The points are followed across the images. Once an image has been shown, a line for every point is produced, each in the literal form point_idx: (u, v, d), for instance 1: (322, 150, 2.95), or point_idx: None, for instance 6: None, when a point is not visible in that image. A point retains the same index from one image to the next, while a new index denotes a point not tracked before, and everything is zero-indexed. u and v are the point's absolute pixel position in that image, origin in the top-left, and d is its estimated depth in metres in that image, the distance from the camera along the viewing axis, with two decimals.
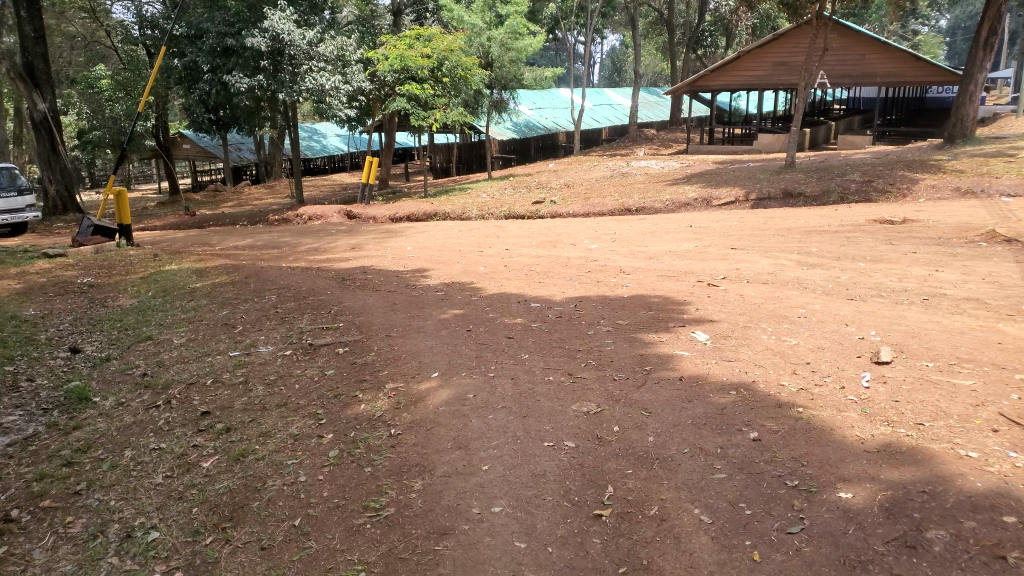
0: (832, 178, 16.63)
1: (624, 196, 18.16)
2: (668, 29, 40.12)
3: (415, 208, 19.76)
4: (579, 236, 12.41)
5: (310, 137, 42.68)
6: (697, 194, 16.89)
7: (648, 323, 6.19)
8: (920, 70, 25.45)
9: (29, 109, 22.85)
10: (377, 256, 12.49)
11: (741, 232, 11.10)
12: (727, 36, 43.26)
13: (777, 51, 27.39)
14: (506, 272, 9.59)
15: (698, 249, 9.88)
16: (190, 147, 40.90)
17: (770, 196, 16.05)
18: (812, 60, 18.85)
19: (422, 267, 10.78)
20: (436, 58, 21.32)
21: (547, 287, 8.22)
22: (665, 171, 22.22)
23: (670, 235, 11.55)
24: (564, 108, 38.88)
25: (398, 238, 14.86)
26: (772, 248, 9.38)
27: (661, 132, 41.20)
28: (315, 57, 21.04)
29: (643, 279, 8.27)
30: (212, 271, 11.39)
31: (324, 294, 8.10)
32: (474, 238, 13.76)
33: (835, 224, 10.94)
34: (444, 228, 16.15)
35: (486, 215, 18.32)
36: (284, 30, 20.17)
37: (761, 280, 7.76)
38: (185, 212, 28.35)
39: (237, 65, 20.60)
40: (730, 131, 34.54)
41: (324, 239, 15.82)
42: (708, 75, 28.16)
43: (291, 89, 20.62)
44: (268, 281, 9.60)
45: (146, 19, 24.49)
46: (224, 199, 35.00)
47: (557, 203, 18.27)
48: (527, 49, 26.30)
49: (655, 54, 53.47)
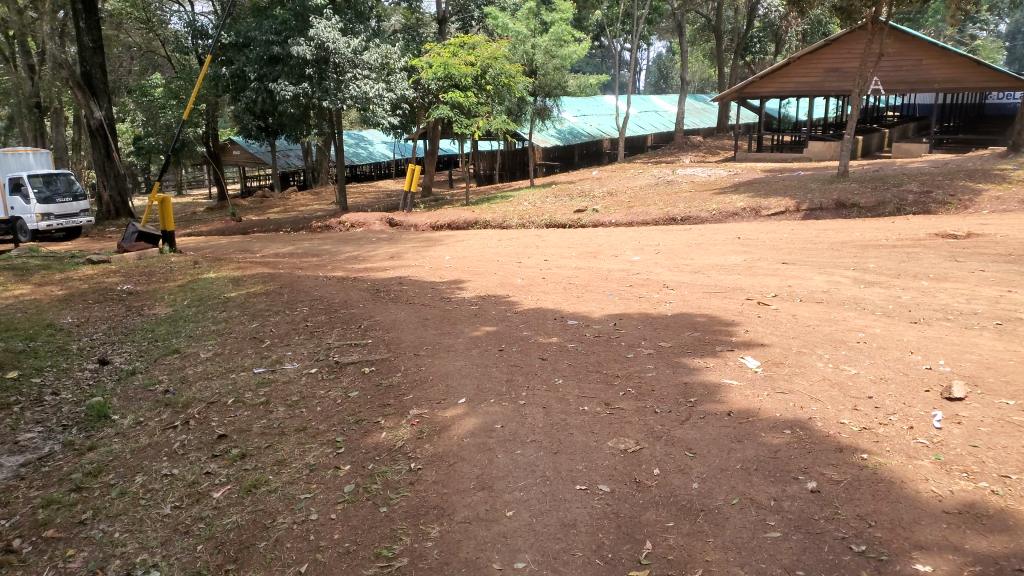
0: (888, 187, 15.92)
1: (669, 205, 17.66)
2: (716, 35, 39.36)
3: (456, 216, 19.54)
4: (622, 247, 12.00)
5: (355, 143, 42.95)
6: (745, 203, 16.32)
7: (693, 346, 5.77)
8: (982, 75, 24.40)
9: (86, 116, 23.26)
10: (414, 266, 12.24)
11: (792, 245, 10.57)
12: (776, 41, 42.28)
13: (829, 56, 26.57)
14: (544, 285, 9.24)
15: (747, 263, 9.40)
16: (239, 153, 41.49)
17: (822, 206, 15.43)
18: (867, 67, 18.10)
19: (459, 278, 10.49)
20: (480, 65, 21.10)
21: (585, 302, 7.84)
22: (712, 180, 21.63)
23: (717, 247, 11.06)
24: (609, 115, 38.41)
25: (438, 247, 14.62)
26: (826, 263, 8.86)
27: (708, 139, 40.44)
28: (359, 64, 21.01)
29: (688, 296, 7.84)
30: (248, 280, 11.28)
31: (356, 307, 7.86)
32: (514, 247, 13.45)
33: (894, 237, 10.34)
34: (484, 236, 15.88)
35: (527, 224, 18.00)
36: (329, 38, 20.17)
37: (815, 298, 7.27)
38: (231, 218, 28.65)
39: (283, 73, 20.69)
40: (779, 139, 33.69)
41: (364, 247, 15.67)
42: (757, 82, 27.45)
43: (335, 97, 20.59)
44: (302, 292, 9.39)
45: (198, 29, 24.62)
46: (270, 205, 35.35)
47: (600, 212, 17.87)
48: (572, 57, 25.94)
49: (702, 59, 52.67)
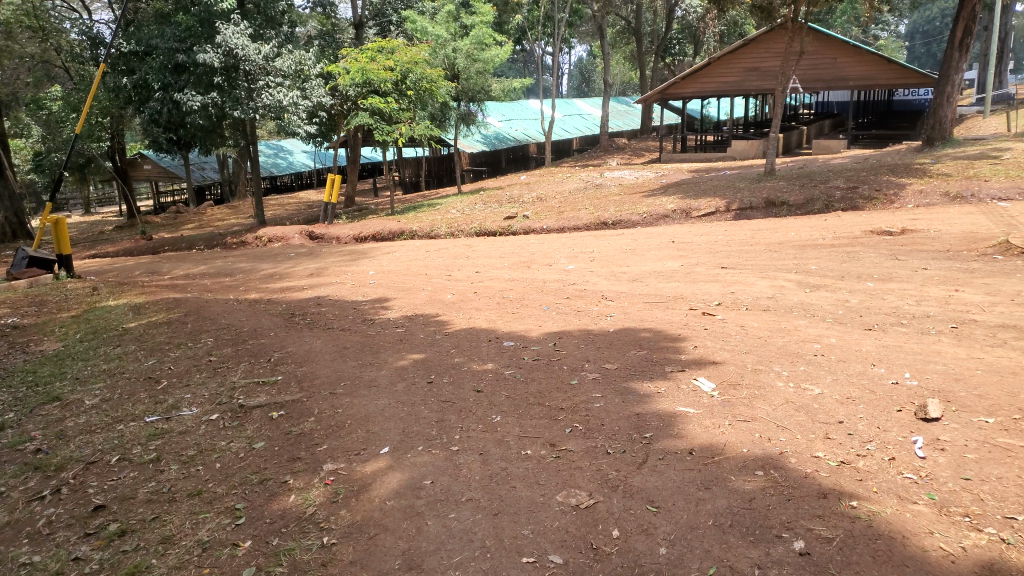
0: (815, 185, 15.94)
1: (600, 208, 17.31)
2: (636, 37, 39.59)
3: (381, 226, 18.77)
4: (555, 255, 11.52)
5: (275, 154, 41.48)
6: (675, 204, 16.09)
7: (641, 366, 5.25)
8: (893, 73, 25.06)
9: None
10: (336, 283, 11.46)
11: (729, 247, 10.25)
12: (694, 43, 42.87)
13: (748, 56, 26.85)
14: (476, 301, 8.65)
15: (686, 269, 9.02)
16: (151, 168, 39.50)
17: (752, 205, 15.31)
18: (789, 66, 18.18)
19: (384, 295, 9.80)
20: (399, 70, 20.39)
21: (521, 318, 7.26)
22: (640, 182, 21.46)
23: (653, 252, 10.70)
24: (534, 119, 38.13)
25: (362, 261, 13.85)
26: (766, 266, 8.54)
27: (633, 140, 40.63)
28: (271, 71, 20.02)
29: (629, 308, 7.36)
30: (151, 306, 10.29)
31: (267, 337, 7.08)
32: (442, 258, 12.80)
33: (829, 236, 10.14)
34: (411, 247, 15.18)
35: (456, 232, 17.38)
36: (238, 45, 19.09)
37: (762, 306, 6.88)
38: (141, 236, 27.07)
39: (189, 82, 19.52)
40: (702, 139, 34.04)
41: (283, 263, 14.75)
42: (679, 83, 27.57)
43: (247, 107, 19.63)
44: (209, 320, 8.53)
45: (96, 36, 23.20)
46: (184, 221, 33.70)
47: (530, 218, 17.39)
48: (494, 60, 25.46)
49: (623, 63, 53.09)
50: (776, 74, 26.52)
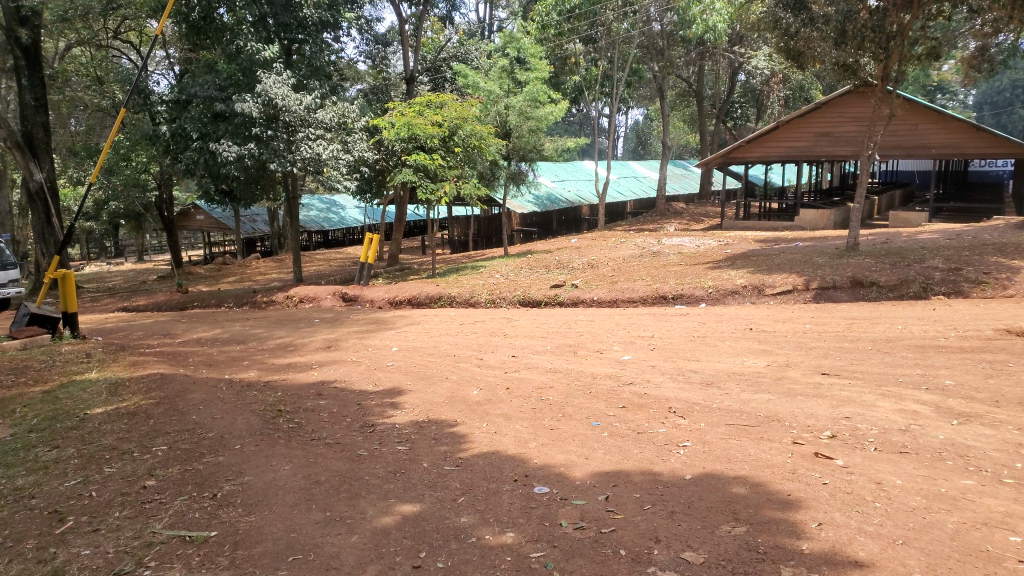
0: (909, 263, 13.93)
1: (658, 280, 15.51)
2: (696, 99, 38.22)
3: (418, 289, 17.30)
4: (607, 338, 9.76)
5: (327, 209, 40.90)
6: (745, 279, 14.24)
7: (740, 563, 3.42)
8: (981, 142, 23.00)
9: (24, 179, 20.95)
10: (351, 362, 9.84)
11: (824, 342, 8.34)
12: (757, 107, 41.30)
13: (820, 119, 25.06)
14: (508, 402, 6.90)
15: (773, 374, 7.13)
16: (202, 219, 39.20)
17: (836, 284, 13.39)
18: (876, 130, 16.36)
19: (399, 384, 8.11)
20: (448, 126, 19.15)
21: (563, 441, 5.48)
22: (702, 251, 19.63)
23: (729, 343, 8.85)
24: (588, 180, 36.80)
25: (388, 332, 12.25)
26: (882, 376, 6.62)
27: (691, 205, 38.90)
28: (312, 123, 19.02)
29: (707, 433, 5.50)
30: (132, 384, 8.77)
31: (228, 454, 5.40)
32: (476, 334, 11.11)
33: (951, 334, 8.17)
34: (445, 317, 13.57)
35: (497, 301, 15.72)
36: (278, 95, 18.24)
37: (895, 445, 4.98)
38: (177, 288, 26.12)
39: (227, 132, 18.50)
40: (765, 206, 32.15)
41: (303, 331, 13.22)
42: (743, 146, 25.92)
43: (284, 159, 18.54)
44: (180, 413, 6.88)
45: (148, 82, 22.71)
46: (226, 273, 32.97)
47: (580, 287, 15.70)
48: (549, 118, 24.01)
49: (682, 126, 51.76)
50: (850, 139, 24.59)
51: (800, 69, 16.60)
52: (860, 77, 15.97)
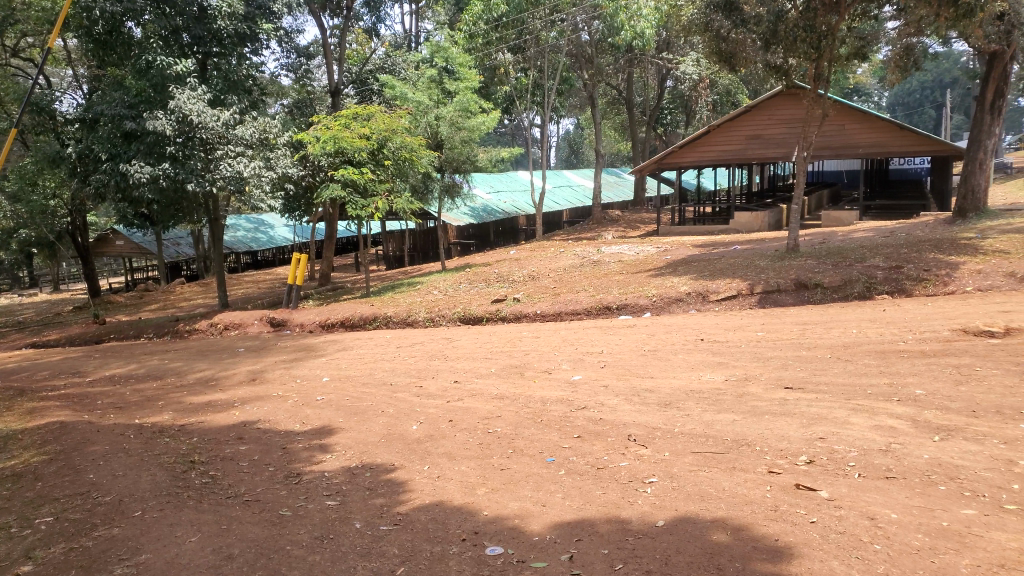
0: (850, 263, 13.85)
1: (601, 290, 15.06)
2: (626, 107, 38.30)
3: (352, 310, 16.49)
4: (554, 356, 9.22)
5: (255, 229, 39.46)
6: (689, 286, 13.93)
7: None
8: (905, 140, 23.47)
9: None
10: (278, 397, 9.02)
11: (780, 351, 7.97)
12: (685, 113, 41.68)
13: (749, 123, 25.22)
14: (451, 438, 6.24)
15: (733, 390, 6.68)
16: (122, 244, 37.25)
17: (780, 288, 13.19)
18: (810, 130, 16.33)
19: (331, 422, 7.37)
20: (377, 138, 18.45)
21: (516, 484, 4.87)
22: (642, 258, 19.34)
23: (683, 356, 8.41)
24: (523, 190, 36.41)
25: (320, 361, 11.42)
26: (848, 387, 6.24)
27: (626, 212, 38.94)
28: (231, 140, 18.08)
29: (673, 465, 4.97)
30: (26, 436, 7.78)
31: (124, 524, 4.58)
32: (414, 357, 10.42)
33: (909, 337, 7.88)
34: (382, 340, 12.80)
35: (436, 319, 15.02)
36: (192, 110, 17.26)
37: (879, 467, 4.55)
38: (94, 320, 24.51)
39: (138, 152, 17.36)
40: (700, 210, 32.29)
41: (228, 363, 12.27)
42: (677, 151, 25.89)
43: (202, 179, 17.49)
44: (75, 472, 5.97)
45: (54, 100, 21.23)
46: (148, 301, 31.28)
47: (521, 301, 15.12)
48: (481, 128, 23.42)
49: (615, 133, 51.97)
50: (780, 141, 24.83)
51: (733, 72, 16.49)
52: (790, 79, 15.93)
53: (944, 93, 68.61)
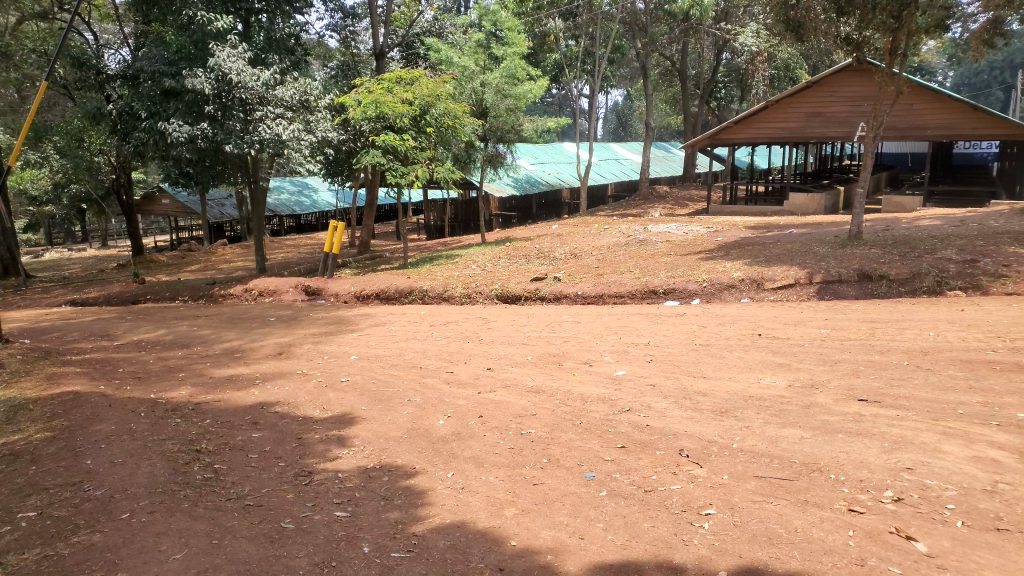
0: (919, 254, 12.84)
1: (646, 272, 14.26)
2: (679, 80, 36.89)
3: (387, 281, 15.99)
4: (597, 346, 8.53)
5: (299, 192, 39.27)
6: (743, 272, 13.05)
7: None
8: (979, 122, 21.97)
9: None
10: (301, 376, 8.51)
11: (848, 355, 7.16)
12: (741, 88, 40.07)
13: (810, 100, 23.89)
14: (481, 438, 5.64)
15: (798, 400, 5.93)
16: (168, 203, 37.37)
17: (841, 278, 12.26)
18: (880, 109, 15.15)
19: (353, 410, 6.81)
20: (419, 104, 17.76)
21: (550, 506, 4.24)
22: (690, 239, 18.43)
23: (738, 353, 7.66)
24: (569, 163, 35.44)
25: (349, 336, 10.91)
26: (934, 405, 5.45)
27: (674, 188, 37.70)
28: (271, 101, 17.54)
29: (732, 493, 4.30)
30: (37, 405, 7.38)
31: (110, 528, 4.07)
32: (447, 338, 9.82)
33: (997, 345, 7.01)
34: (415, 316, 12.24)
35: (473, 296, 14.43)
36: (232, 69, 16.78)
37: (986, 514, 3.81)
38: (134, 279, 24.42)
39: (177, 110, 16.97)
40: (752, 190, 31.03)
41: (257, 334, 11.83)
42: (731, 127, 24.70)
43: (240, 140, 16.99)
44: (73, 455, 5.49)
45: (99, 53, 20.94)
46: (190, 261, 31.33)
47: (562, 280, 14.42)
48: (527, 96, 22.52)
49: (665, 107, 50.45)
50: (842, 120, 23.48)
51: (798, 43, 15.31)
52: (862, 53, 14.75)
53: (1013, 75, 65.13)
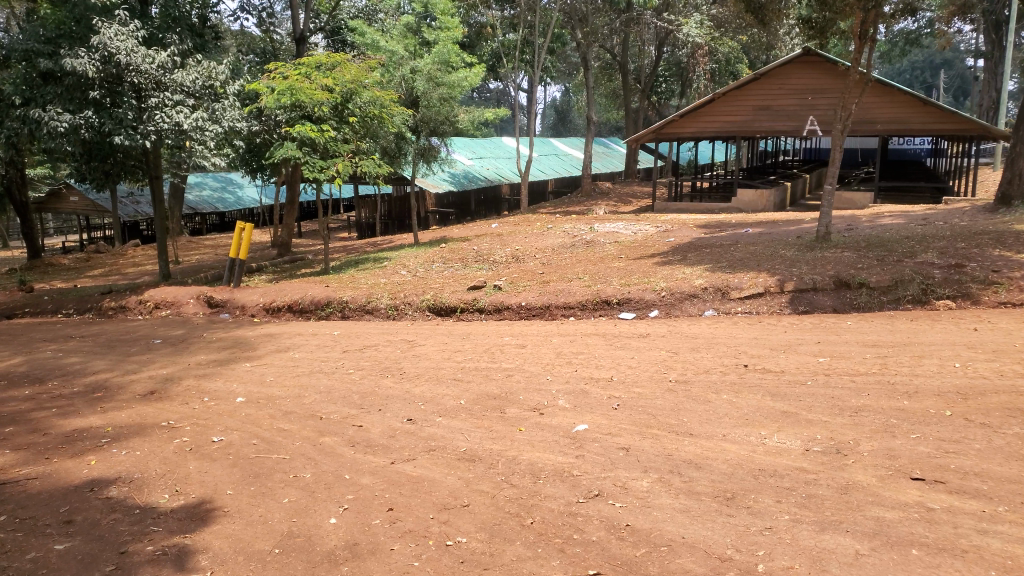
0: (898, 258, 11.53)
1: (598, 280, 12.60)
2: (621, 72, 35.45)
3: (303, 290, 13.95)
4: (545, 384, 6.78)
5: (221, 188, 36.43)
6: (706, 279, 11.52)
7: None
8: (931, 116, 21.05)
9: None
10: (164, 432, 6.49)
11: (868, 400, 5.57)
12: (682, 81, 38.96)
13: (760, 91, 22.61)
14: (388, 557, 3.86)
15: (829, 479, 4.31)
16: (77, 201, 34.20)
17: (816, 286, 10.83)
18: (847, 99, 13.77)
19: (215, 497, 4.89)
20: (340, 91, 15.71)
21: None
22: (641, 239, 16.89)
23: (727, 396, 5.99)
24: (508, 158, 33.67)
25: (243, 366, 8.88)
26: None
27: (618, 184, 36.35)
28: (168, 86, 15.20)
29: None
30: None
31: None
32: (359, 373, 7.87)
33: None
34: (328, 337, 10.26)
35: (400, 308, 12.54)
36: (121, 49, 14.41)
37: None
38: (21, 287, 21.50)
39: (56, 97, 14.51)
40: (699, 184, 29.84)
41: (132, 364, 9.67)
42: (679, 120, 23.30)
43: (133, 131, 14.61)
44: None
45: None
46: (95, 264, 28.38)
47: (503, 289, 12.63)
48: (462, 84, 20.54)
49: (606, 100, 49.12)
50: (792, 113, 22.32)
51: (758, 26, 13.84)
52: (826, 37, 13.37)
53: (934, 74, 66.29)
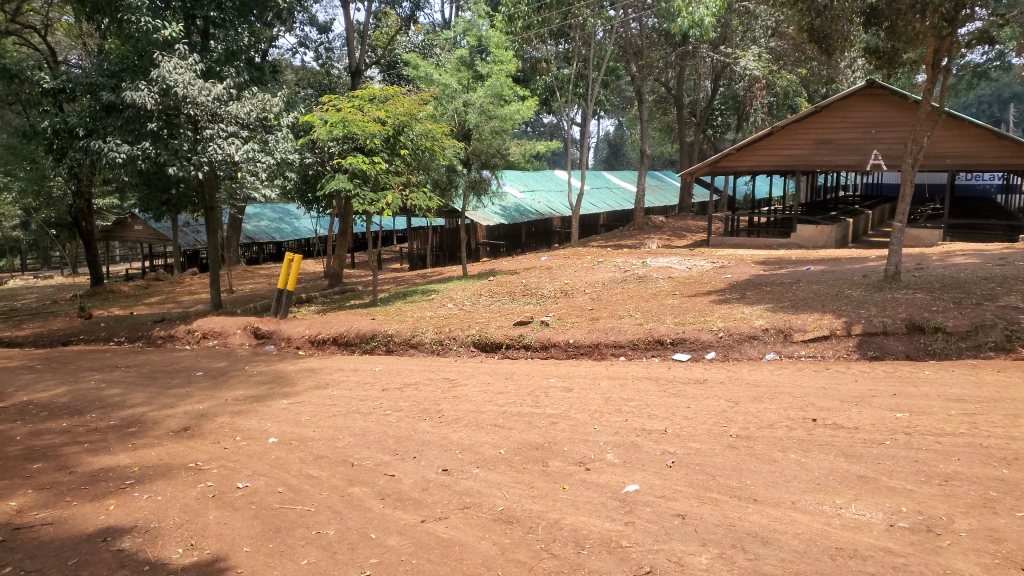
0: (976, 301, 10.71)
1: (650, 318, 12.04)
2: (676, 105, 34.97)
3: (349, 323, 13.74)
4: (593, 434, 6.27)
5: (279, 219, 37.01)
6: (766, 320, 10.86)
7: None
8: (1005, 150, 19.99)
9: None
10: (190, 475, 6.17)
11: (959, 467, 4.93)
12: (739, 114, 38.26)
13: (822, 124, 21.85)
14: None
15: (920, 566, 3.73)
16: (140, 229, 35.06)
17: (886, 329, 10.09)
18: (919, 132, 13.02)
19: (231, 554, 4.51)
20: (391, 123, 15.59)
21: None
22: (697, 275, 16.25)
23: (795, 456, 5.39)
24: (560, 191, 33.36)
25: (279, 404, 8.58)
26: None
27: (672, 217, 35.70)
28: (223, 118, 15.30)
29: None
30: None
31: None
32: (395, 415, 7.47)
33: None
34: (368, 373, 9.92)
35: (445, 343, 12.19)
36: (178, 82, 14.56)
37: None
38: (80, 314, 21.87)
39: (115, 128, 14.71)
40: (756, 219, 29.01)
41: (170, 398, 9.47)
42: (736, 153, 22.67)
43: (187, 161, 14.72)
44: None
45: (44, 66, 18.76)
46: (152, 292, 28.91)
47: (550, 326, 12.17)
48: (514, 117, 20.28)
49: (660, 134, 48.64)
50: (855, 146, 21.47)
51: (823, 56, 13.24)
52: (896, 67, 12.68)
53: (1002, 107, 64.14)
